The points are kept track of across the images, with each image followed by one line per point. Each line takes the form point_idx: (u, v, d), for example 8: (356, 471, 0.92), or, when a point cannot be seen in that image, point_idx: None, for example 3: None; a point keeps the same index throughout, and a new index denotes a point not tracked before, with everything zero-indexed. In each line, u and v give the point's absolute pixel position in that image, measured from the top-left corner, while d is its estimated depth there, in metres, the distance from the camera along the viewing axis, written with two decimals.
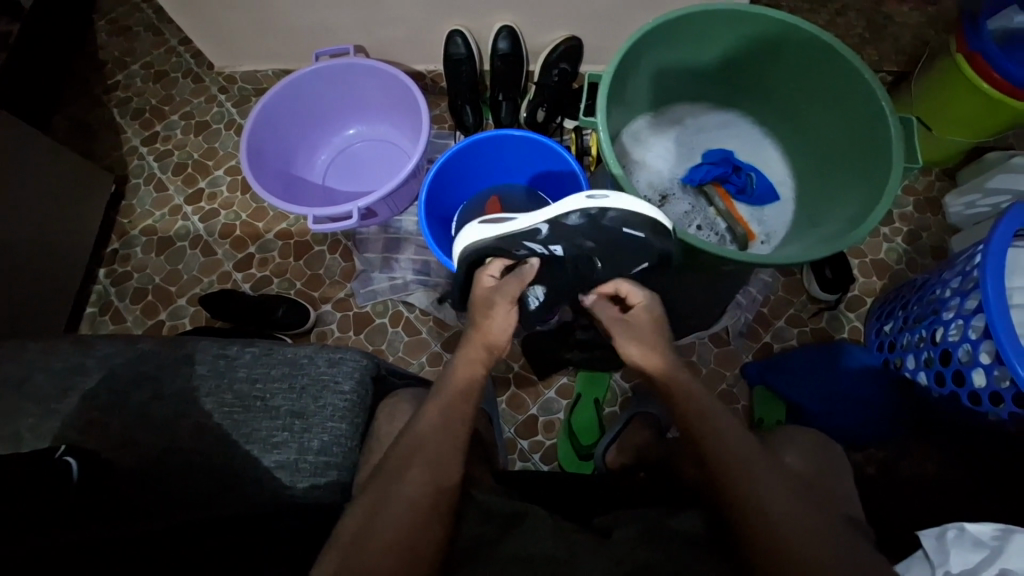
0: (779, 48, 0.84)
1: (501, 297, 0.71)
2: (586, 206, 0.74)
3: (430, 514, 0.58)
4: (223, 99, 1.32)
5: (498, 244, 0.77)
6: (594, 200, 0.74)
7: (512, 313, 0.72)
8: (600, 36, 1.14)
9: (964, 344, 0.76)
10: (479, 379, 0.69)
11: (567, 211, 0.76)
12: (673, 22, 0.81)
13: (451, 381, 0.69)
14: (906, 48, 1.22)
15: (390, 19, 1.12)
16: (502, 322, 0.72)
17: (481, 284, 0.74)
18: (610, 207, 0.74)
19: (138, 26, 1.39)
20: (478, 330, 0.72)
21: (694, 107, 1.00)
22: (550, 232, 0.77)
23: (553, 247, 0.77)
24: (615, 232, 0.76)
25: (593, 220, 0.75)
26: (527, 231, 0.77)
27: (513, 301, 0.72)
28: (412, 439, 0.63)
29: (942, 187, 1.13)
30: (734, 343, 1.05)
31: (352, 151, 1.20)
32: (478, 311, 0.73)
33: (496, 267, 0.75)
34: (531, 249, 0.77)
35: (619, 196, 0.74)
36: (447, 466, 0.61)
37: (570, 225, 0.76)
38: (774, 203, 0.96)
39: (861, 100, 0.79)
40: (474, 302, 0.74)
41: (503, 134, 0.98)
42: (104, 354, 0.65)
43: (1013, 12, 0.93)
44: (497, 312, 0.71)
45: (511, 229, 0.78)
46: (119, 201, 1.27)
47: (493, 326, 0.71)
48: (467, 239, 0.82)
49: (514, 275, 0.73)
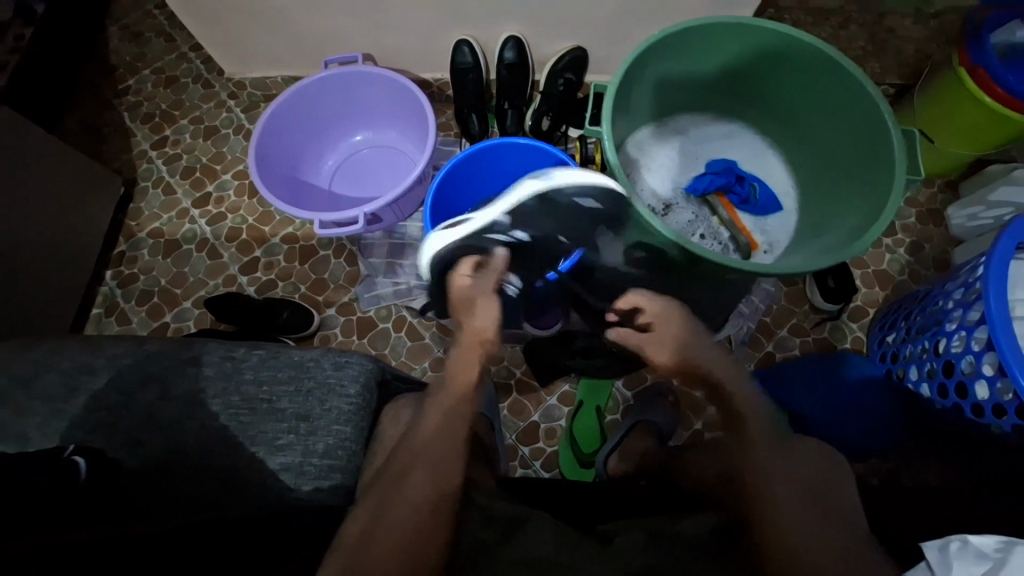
0: (782, 61, 0.85)
1: (483, 293, 0.82)
2: (538, 191, 0.78)
3: (436, 516, 0.60)
4: (232, 104, 1.34)
5: (463, 246, 0.83)
6: (544, 184, 0.78)
7: (489, 292, 0.83)
8: (605, 47, 1.16)
9: (967, 356, 0.76)
10: (477, 372, 0.76)
11: (519, 197, 0.79)
12: (677, 35, 0.82)
13: (454, 382, 0.74)
14: (908, 61, 1.23)
15: (399, 28, 1.13)
16: (486, 316, 0.81)
17: (459, 285, 0.83)
18: (562, 185, 0.78)
19: (149, 32, 1.41)
20: (471, 330, 0.80)
21: (698, 118, 1.01)
22: (509, 219, 0.81)
23: (516, 233, 0.84)
24: (568, 205, 0.81)
25: (546, 199, 0.80)
26: (489, 225, 0.81)
27: (493, 292, 0.83)
28: (413, 445, 0.64)
29: (945, 199, 1.14)
30: (736, 352, 1.06)
31: (358, 157, 1.21)
32: (466, 311, 0.82)
33: (465, 267, 0.83)
34: (497, 239, 0.84)
35: (568, 174, 0.77)
36: (448, 472, 0.64)
37: (528, 211, 0.81)
38: (776, 214, 0.97)
39: (864, 113, 0.80)
40: (456, 303, 0.84)
41: (509, 142, 1.00)
42: (111, 355, 0.66)
43: (1016, 26, 0.95)
44: (480, 307, 0.82)
45: (470, 230, 0.81)
46: (127, 203, 1.28)
47: (484, 324, 0.80)
48: (428, 245, 0.84)
49: (489, 270, 0.84)
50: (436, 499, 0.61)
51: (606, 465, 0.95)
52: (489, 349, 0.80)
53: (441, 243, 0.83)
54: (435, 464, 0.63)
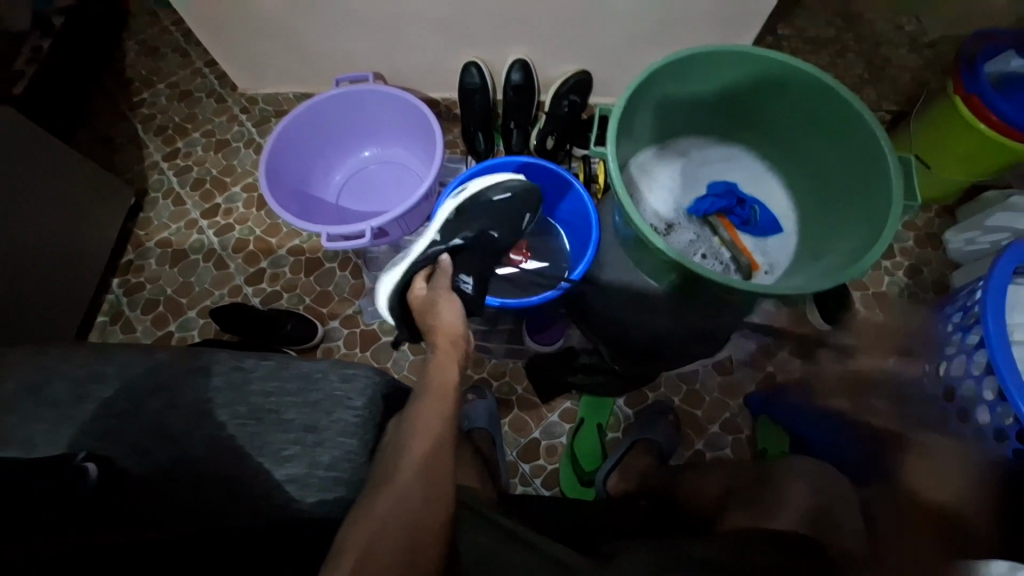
0: (780, 89, 0.88)
1: (439, 292, 0.76)
2: (458, 201, 0.87)
3: (427, 521, 0.59)
4: (244, 119, 1.37)
5: (407, 270, 0.81)
6: (461, 195, 0.88)
7: (445, 288, 0.77)
8: (609, 70, 1.19)
9: (968, 380, 0.80)
10: (455, 370, 0.72)
11: (446, 212, 0.87)
12: (680, 62, 0.85)
13: (429, 386, 0.70)
14: (904, 88, 1.26)
15: (409, 49, 1.17)
16: (451, 313, 0.75)
17: (417, 298, 0.78)
18: (476, 189, 0.87)
19: (166, 47, 1.45)
20: (439, 331, 0.74)
21: (699, 141, 1.04)
22: (442, 232, 0.83)
23: (451, 240, 0.80)
24: (492, 204, 0.85)
25: (470, 204, 0.86)
26: (427, 244, 0.82)
27: (452, 290, 0.78)
28: (404, 475, 0.62)
29: (943, 223, 1.15)
30: (737, 372, 1.08)
31: (366, 172, 1.24)
32: (430, 315, 0.76)
33: (418, 279, 0.79)
34: (438, 250, 0.80)
35: (476, 181, 0.89)
36: (434, 509, 0.60)
37: (456, 218, 0.84)
38: (777, 235, 0.99)
39: (860, 140, 0.83)
40: (420, 316, 0.78)
41: (513, 161, 1.01)
42: (122, 363, 0.67)
43: (1011, 56, 0.97)
44: (442, 307, 0.76)
45: (411, 256, 0.82)
46: (137, 213, 1.30)
47: (450, 322, 0.75)
48: (384, 290, 0.85)
49: (439, 275, 0.79)
50: (430, 505, 0.61)
51: (607, 483, 0.95)
52: (460, 346, 0.75)
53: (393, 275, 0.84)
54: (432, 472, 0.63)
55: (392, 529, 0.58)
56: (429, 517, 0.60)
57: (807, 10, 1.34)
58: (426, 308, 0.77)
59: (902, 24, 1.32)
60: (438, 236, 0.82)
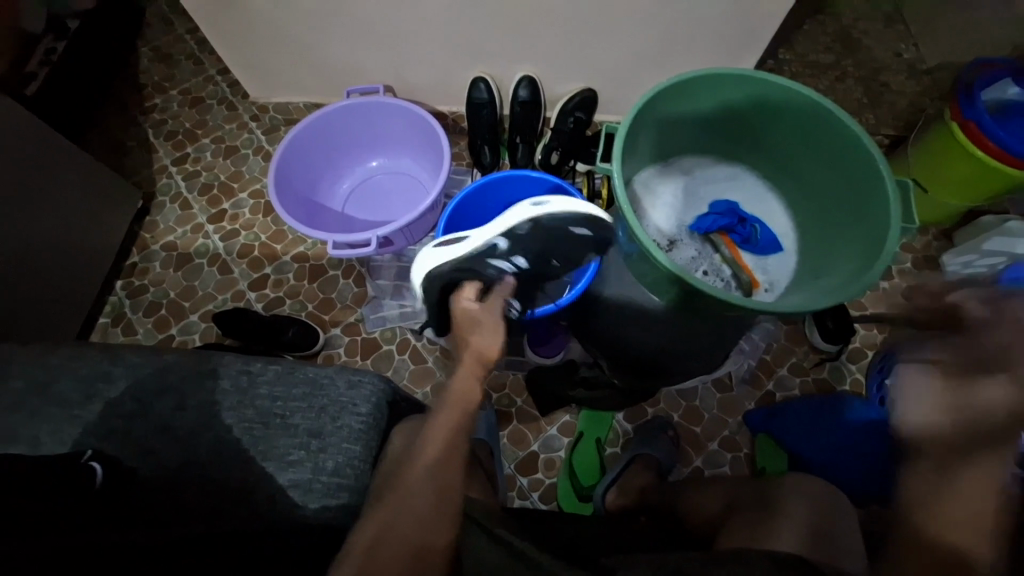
0: (781, 113, 0.91)
1: (486, 314, 0.74)
2: (532, 214, 0.78)
3: (435, 529, 0.60)
4: (254, 126, 1.39)
5: (463, 268, 0.78)
6: (538, 207, 0.79)
7: (491, 311, 0.74)
8: (615, 89, 1.22)
9: None
10: (477, 390, 0.68)
11: (517, 221, 0.78)
12: (684, 83, 0.87)
13: (450, 394, 0.68)
14: (902, 114, 1.29)
15: (419, 63, 1.20)
16: (489, 337, 0.72)
17: (461, 311, 0.75)
18: (550, 210, 0.78)
19: (179, 55, 1.48)
20: (470, 349, 0.71)
21: (703, 160, 1.06)
22: (509, 243, 0.79)
23: (515, 259, 0.80)
24: (566, 234, 0.81)
25: (541, 224, 0.79)
26: (490, 248, 0.78)
27: (499, 316, 0.74)
28: (412, 485, 0.62)
29: (940, 246, 1.17)
30: (737, 390, 1.08)
31: (373, 182, 1.26)
32: (466, 333, 0.73)
33: (467, 292, 0.77)
34: (499, 266, 0.79)
35: (557, 200, 0.79)
36: (438, 526, 0.61)
37: (527, 234, 0.79)
38: (777, 254, 1.00)
39: (859, 163, 0.85)
40: (459, 328, 0.75)
41: (519, 175, 1.04)
42: (131, 364, 0.68)
43: (1007, 84, 1.00)
44: (483, 327, 0.73)
45: (469, 252, 0.79)
46: (144, 216, 1.31)
47: (484, 346, 0.71)
48: (427, 262, 0.84)
49: (495, 293, 0.77)
50: (439, 513, 0.61)
51: (605, 497, 0.94)
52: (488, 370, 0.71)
53: (437, 262, 0.82)
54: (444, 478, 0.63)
55: (402, 530, 0.59)
56: (437, 520, 0.61)
57: (808, 36, 1.38)
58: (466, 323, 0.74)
59: (900, 51, 1.36)
60: (503, 245, 0.79)
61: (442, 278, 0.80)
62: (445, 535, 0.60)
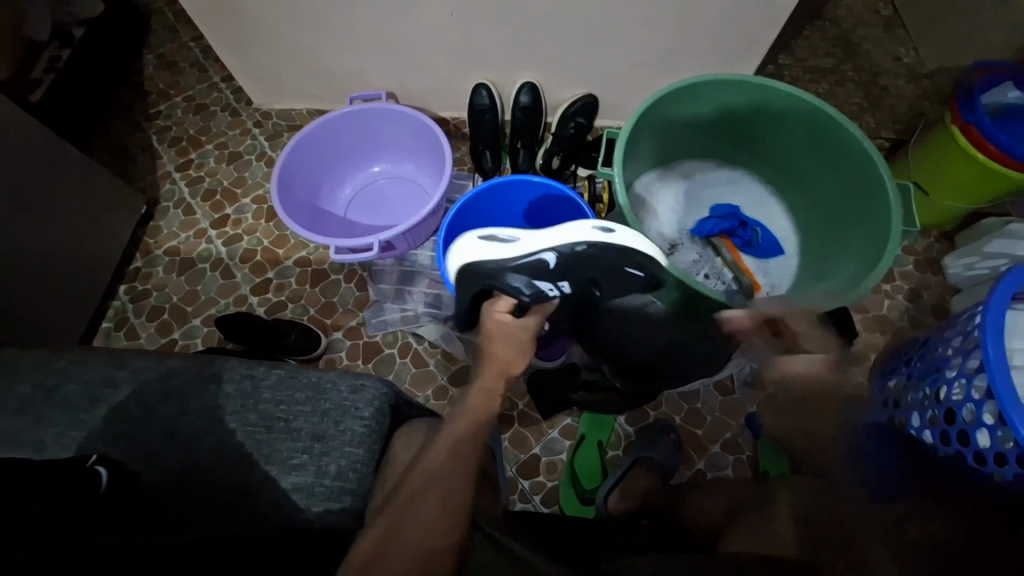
0: (782, 117, 0.91)
1: (520, 332, 0.76)
2: (592, 240, 0.78)
3: (438, 529, 0.60)
4: (257, 132, 1.40)
5: (509, 275, 0.78)
6: (600, 233, 0.79)
7: (519, 329, 0.76)
8: (616, 95, 1.23)
9: (967, 404, 0.78)
10: (495, 406, 0.71)
11: (574, 240, 0.79)
12: (685, 88, 0.88)
13: (468, 407, 0.70)
14: (902, 117, 1.29)
15: (421, 69, 1.20)
16: (519, 355, 0.75)
17: (494, 322, 0.76)
18: (616, 243, 0.79)
19: (184, 62, 1.49)
20: (496, 359, 0.74)
21: (703, 164, 1.06)
22: (560, 260, 0.79)
23: (561, 284, 0.80)
24: (617, 269, 0.81)
25: (597, 251, 0.79)
26: (543, 263, 0.78)
27: (529, 338, 0.77)
28: (415, 486, 0.63)
29: (941, 249, 1.17)
30: (739, 393, 1.08)
31: (375, 187, 1.26)
32: (491, 344, 0.75)
33: (501, 307, 0.76)
34: (543, 287, 0.78)
35: (625, 233, 0.80)
36: (440, 526, 0.60)
37: (580, 256, 0.79)
38: (779, 257, 1.00)
39: (860, 167, 0.85)
40: (484, 336, 0.76)
41: (521, 179, 1.04)
42: (135, 368, 0.68)
43: (1007, 88, 1.01)
44: (514, 344, 0.75)
45: (517, 258, 0.78)
46: (148, 221, 1.32)
47: (510, 359, 0.74)
48: (467, 253, 0.82)
49: (533, 311, 0.78)
50: (443, 514, 0.61)
51: (607, 501, 0.94)
52: (511, 380, 0.75)
53: (480, 259, 0.80)
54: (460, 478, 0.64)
55: (412, 532, 0.60)
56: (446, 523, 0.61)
57: (808, 40, 1.38)
58: (489, 335, 0.76)
59: (900, 56, 1.36)
60: (554, 264, 0.79)
61: (482, 278, 0.80)
62: (450, 535, 0.60)
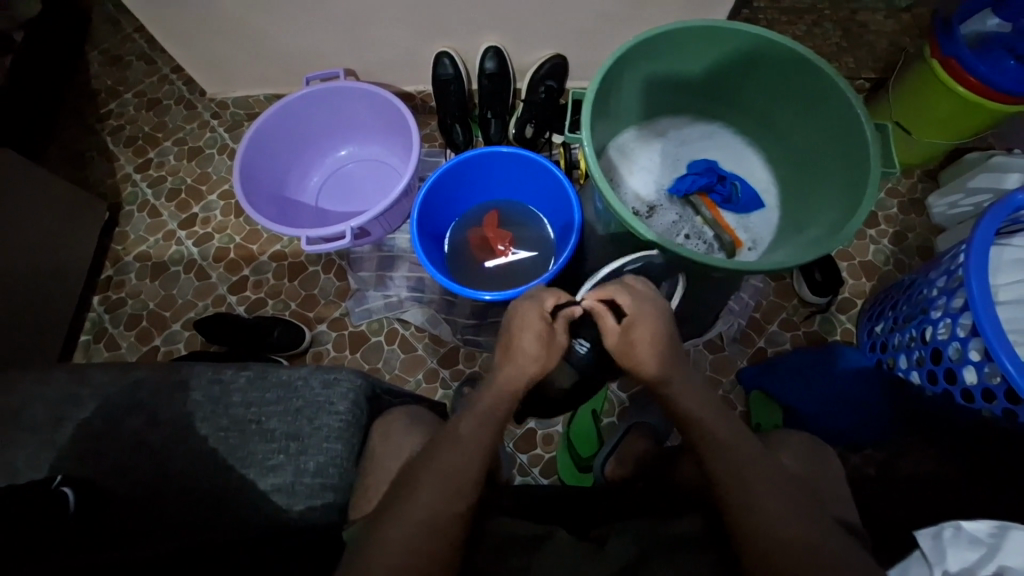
0: (755, 63, 0.87)
1: (544, 337, 0.67)
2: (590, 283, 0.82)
3: (433, 507, 0.59)
4: (215, 124, 1.34)
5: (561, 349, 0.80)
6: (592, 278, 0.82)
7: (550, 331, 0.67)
8: (585, 53, 1.18)
9: (954, 342, 0.77)
10: (499, 409, 0.66)
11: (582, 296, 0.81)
12: (653, 39, 0.83)
13: (471, 408, 0.66)
14: (882, 55, 1.25)
15: (377, 41, 1.14)
16: (531, 364, 0.66)
17: (529, 309, 0.68)
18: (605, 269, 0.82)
19: (129, 55, 1.41)
20: (518, 353, 0.66)
21: (677, 120, 1.02)
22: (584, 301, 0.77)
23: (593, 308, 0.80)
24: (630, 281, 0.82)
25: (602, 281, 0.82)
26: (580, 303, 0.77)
27: (547, 348, 0.67)
28: (411, 472, 0.63)
29: (925, 188, 1.16)
30: (729, 350, 1.07)
31: (343, 172, 1.22)
32: (521, 334, 0.67)
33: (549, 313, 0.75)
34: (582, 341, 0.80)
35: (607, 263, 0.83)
36: (436, 507, 0.59)
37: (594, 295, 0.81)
38: (759, 210, 0.98)
39: (838, 110, 0.81)
40: (516, 321, 0.69)
41: (490, 151, 1.00)
42: (99, 383, 0.66)
43: (986, 16, 0.95)
44: (532, 349, 0.66)
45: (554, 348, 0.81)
46: (113, 228, 1.27)
47: (532, 359, 0.66)
48: None
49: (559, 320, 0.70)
50: (441, 491, 0.60)
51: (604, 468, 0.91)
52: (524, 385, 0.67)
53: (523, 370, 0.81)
54: (452, 455, 0.63)
55: (409, 515, 0.59)
56: (441, 504, 0.59)
57: None
58: (516, 326, 0.68)
59: None
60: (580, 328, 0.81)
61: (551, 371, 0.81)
62: (446, 511, 0.59)
